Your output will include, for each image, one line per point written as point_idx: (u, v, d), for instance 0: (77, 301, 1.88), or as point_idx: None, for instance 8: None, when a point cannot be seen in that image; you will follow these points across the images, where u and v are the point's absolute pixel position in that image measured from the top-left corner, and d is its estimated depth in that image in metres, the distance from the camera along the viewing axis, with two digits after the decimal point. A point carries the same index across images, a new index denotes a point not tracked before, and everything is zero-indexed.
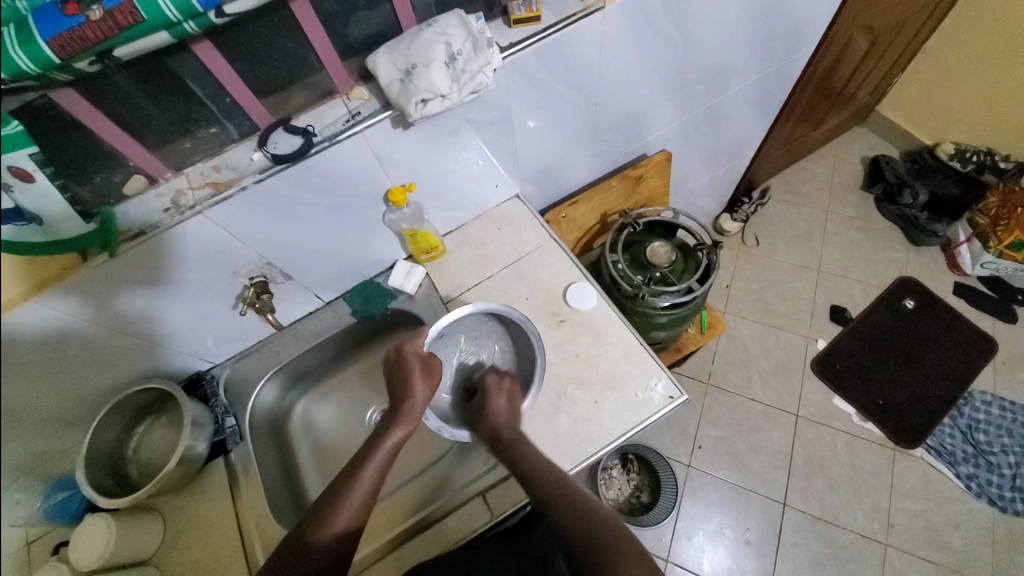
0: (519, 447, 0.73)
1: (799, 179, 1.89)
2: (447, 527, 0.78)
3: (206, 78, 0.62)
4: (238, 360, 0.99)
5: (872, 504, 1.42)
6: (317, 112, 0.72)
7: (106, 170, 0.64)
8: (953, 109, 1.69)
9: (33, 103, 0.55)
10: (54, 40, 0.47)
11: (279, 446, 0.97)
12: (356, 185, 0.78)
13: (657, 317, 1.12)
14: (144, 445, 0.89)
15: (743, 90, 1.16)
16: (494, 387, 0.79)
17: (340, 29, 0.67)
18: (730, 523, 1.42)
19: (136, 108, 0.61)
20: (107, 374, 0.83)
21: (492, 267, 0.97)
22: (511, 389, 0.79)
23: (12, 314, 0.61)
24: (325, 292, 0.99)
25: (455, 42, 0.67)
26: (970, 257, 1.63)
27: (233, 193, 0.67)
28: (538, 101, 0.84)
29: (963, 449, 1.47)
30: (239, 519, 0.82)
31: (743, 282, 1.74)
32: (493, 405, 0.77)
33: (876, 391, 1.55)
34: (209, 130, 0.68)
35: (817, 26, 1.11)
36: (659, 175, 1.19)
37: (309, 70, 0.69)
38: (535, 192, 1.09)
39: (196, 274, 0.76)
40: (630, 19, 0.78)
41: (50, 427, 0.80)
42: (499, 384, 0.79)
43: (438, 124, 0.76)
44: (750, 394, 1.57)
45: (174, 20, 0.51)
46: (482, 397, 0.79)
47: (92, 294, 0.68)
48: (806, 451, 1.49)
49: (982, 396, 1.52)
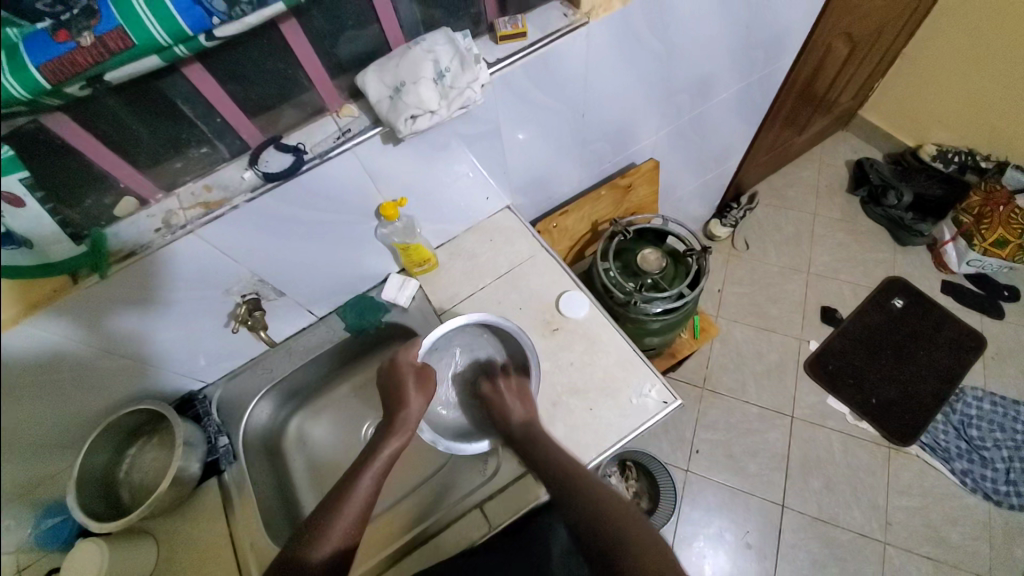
0: (535, 445, 0.75)
1: (786, 182, 1.92)
2: (442, 542, 0.77)
3: (196, 100, 0.63)
4: (229, 378, 0.97)
5: (870, 503, 1.42)
6: (307, 130, 0.72)
7: (96, 192, 0.64)
8: (932, 112, 1.73)
9: (23, 128, 0.54)
10: (45, 65, 0.48)
11: (272, 463, 0.96)
12: (346, 200, 0.79)
13: (650, 323, 1.12)
14: (136, 467, 0.88)
15: (727, 98, 1.19)
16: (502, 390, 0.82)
17: (329, 49, 0.68)
18: (729, 527, 1.42)
19: (126, 131, 0.61)
20: (98, 396, 0.82)
21: (485, 277, 0.97)
22: (520, 389, 0.82)
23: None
24: (319, 307, 0.98)
25: (443, 59, 0.68)
26: (956, 255, 1.65)
27: (223, 212, 0.68)
28: (526, 114, 0.85)
29: (957, 445, 1.48)
30: (233, 539, 0.82)
31: (734, 286, 1.76)
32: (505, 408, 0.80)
33: (869, 391, 1.56)
34: (200, 150, 0.68)
35: (797, 35, 1.14)
36: (648, 182, 1.21)
37: (299, 89, 0.70)
38: (526, 203, 1.10)
39: (187, 294, 0.76)
40: (614, 33, 0.80)
41: (41, 451, 0.79)
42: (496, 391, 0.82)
43: (427, 139, 0.77)
44: (745, 397, 1.58)
45: (163, 44, 0.51)
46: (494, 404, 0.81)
47: (82, 317, 0.68)
48: (803, 452, 1.49)
49: (973, 392, 1.54)
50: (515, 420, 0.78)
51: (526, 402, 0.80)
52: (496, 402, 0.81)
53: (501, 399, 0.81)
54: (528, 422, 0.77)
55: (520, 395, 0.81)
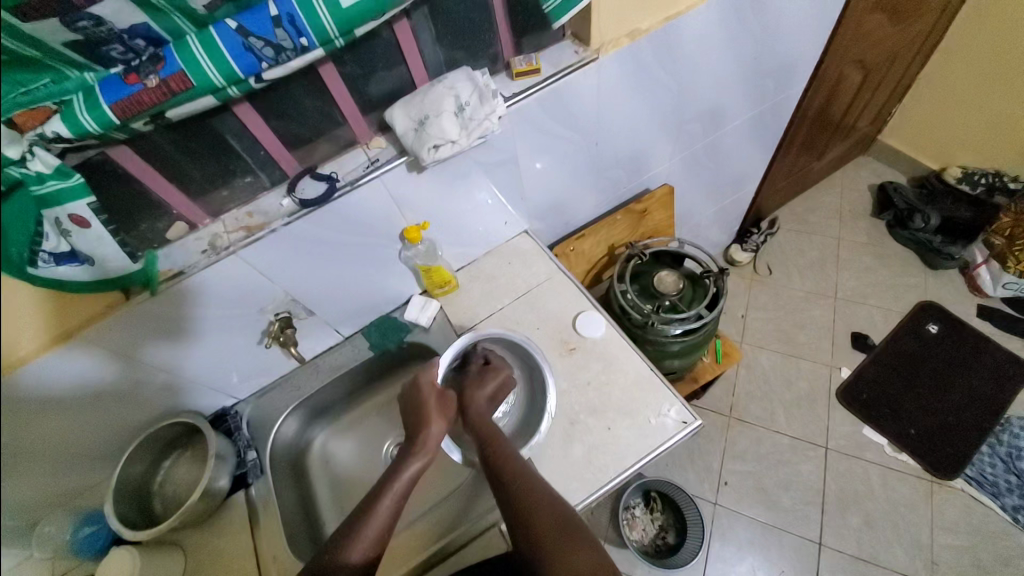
0: (518, 459, 0.75)
1: (807, 209, 1.91)
2: (464, 557, 0.79)
3: (243, 135, 0.70)
4: (260, 396, 1.02)
5: (914, 542, 1.33)
6: (340, 161, 0.79)
7: (151, 218, 0.72)
8: (955, 135, 1.71)
9: (92, 159, 0.62)
10: (116, 104, 0.55)
11: (298, 479, 0.99)
12: (375, 225, 0.84)
13: (670, 345, 1.12)
14: (169, 479, 0.92)
15: (739, 126, 1.22)
16: (494, 372, 0.85)
17: (362, 88, 0.75)
18: (763, 565, 1.34)
19: (179, 165, 0.69)
20: (140, 409, 0.87)
21: (503, 298, 1.01)
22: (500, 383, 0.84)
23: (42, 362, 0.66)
24: (345, 327, 1.03)
25: (463, 94, 0.74)
26: (991, 279, 1.60)
27: (263, 235, 0.74)
28: (543, 144, 0.90)
29: (1007, 479, 1.38)
30: (257, 553, 0.83)
31: (759, 311, 1.73)
32: (482, 387, 0.83)
33: (907, 421, 1.49)
34: (244, 179, 0.75)
35: (806, 63, 1.17)
36: (664, 207, 1.24)
37: (334, 124, 0.77)
38: (544, 227, 1.14)
39: (226, 310, 0.81)
40: (623, 67, 0.85)
41: (82, 460, 0.84)
42: (497, 376, 0.84)
43: (451, 167, 0.83)
44: (774, 426, 1.52)
45: (219, 85, 0.58)
46: (474, 379, 0.85)
47: (129, 336, 0.74)
48: (839, 486, 1.42)
49: (1021, 422, 1.45)
50: (484, 393, 0.83)
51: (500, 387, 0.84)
52: (487, 378, 0.84)
53: (481, 382, 0.84)
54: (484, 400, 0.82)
55: (496, 400, 0.84)
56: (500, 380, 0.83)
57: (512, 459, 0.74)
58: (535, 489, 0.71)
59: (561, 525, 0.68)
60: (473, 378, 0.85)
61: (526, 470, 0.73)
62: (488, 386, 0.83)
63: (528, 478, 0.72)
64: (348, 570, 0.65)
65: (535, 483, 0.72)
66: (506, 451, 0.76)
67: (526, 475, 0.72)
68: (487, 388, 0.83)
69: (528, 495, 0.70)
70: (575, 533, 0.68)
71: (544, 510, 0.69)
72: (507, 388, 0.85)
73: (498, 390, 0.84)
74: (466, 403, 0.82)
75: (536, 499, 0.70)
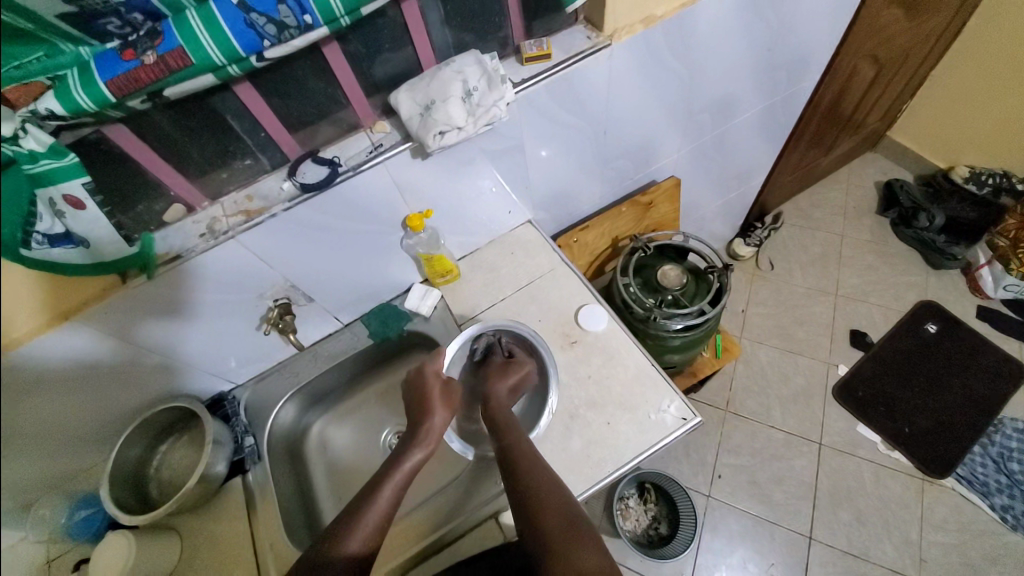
0: (520, 453, 0.75)
1: (811, 204, 1.89)
2: (461, 548, 0.78)
3: (244, 116, 0.68)
4: (258, 381, 1.01)
5: (903, 538, 1.35)
6: (343, 145, 0.77)
7: (148, 200, 0.70)
8: (964, 134, 1.69)
9: (87, 138, 0.60)
10: (111, 81, 0.53)
11: (295, 465, 0.99)
12: (378, 212, 0.83)
13: (670, 339, 1.12)
14: (166, 463, 0.92)
15: (750, 118, 1.20)
16: (516, 367, 0.85)
17: (366, 70, 0.73)
18: (753, 557, 1.36)
19: (177, 145, 0.67)
20: (136, 393, 0.86)
21: (506, 288, 0.99)
22: (519, 377, 0.84)
23: (36, 343, 0.65)
24: (345, 314, 1.02)
25: (471, 79, 0.72)
26: (992, 280, 1.60)
27: (262, 220, 0.72)
28: (551, 133, 0.88)
29: (997, 479, 1.39)
30: (254, 538, 0.84)
31: (758, 306, 1.73)
32: (505, 380, 0.83)
33: (901, 419, 1.50)
34: (244, 162, 0.74)
35: (821, 54, 1.14)
36: (669, 200, 1.22)
37: (338, 106, 0.74)
38: (548, 218, 1.12)
39: (225, 295, 0.80)
40: (635, 56, 0.83)
41: (77, 443, 0.84)
42: (520, 369, 0.84)
43: (456, 153, 0.81)
44: (770, 421, 1.53)
45: (219, 63, 0.56)
46: (497, 371, 0.85)
47: (123, 320, 0.73)
48: (831, 481, 1.43)
49: (1013, 423, 1.46)
50: (507, 387, 0.83)
51: (522, 382, 0.84)
52: (508, 371, 0.85)
53: (503, 374, 0.84)
54: (505, 394, 0.82)
55: (516, 394, 0.84)
56: (523, 374, 0.84)
57: (515, 453, 0.75)
58: (533, 483, 0.71)
59: (563, 517, 0.69)
60: (496, 370, 0.85)
61: (530, 467, 0.73)
62: (510, 379, 0.83)
63: (532, 471, 0.72)
64: (345, 562, 0.64)
65: (538, 477, 0.72)
66: (511, 446, 0.76)
67: (529, 469, 0.73)
68: (509, 380, 0.83)
69: (527, 487, 0.71)
70: (579, 527, 0.68)
71: (545, 503, 0.69)
72: (527, 383, 0.85)
73: (518, 385, 0.84)
74: (488, 394, 0.83)
75: (534, 490, 0.70)
